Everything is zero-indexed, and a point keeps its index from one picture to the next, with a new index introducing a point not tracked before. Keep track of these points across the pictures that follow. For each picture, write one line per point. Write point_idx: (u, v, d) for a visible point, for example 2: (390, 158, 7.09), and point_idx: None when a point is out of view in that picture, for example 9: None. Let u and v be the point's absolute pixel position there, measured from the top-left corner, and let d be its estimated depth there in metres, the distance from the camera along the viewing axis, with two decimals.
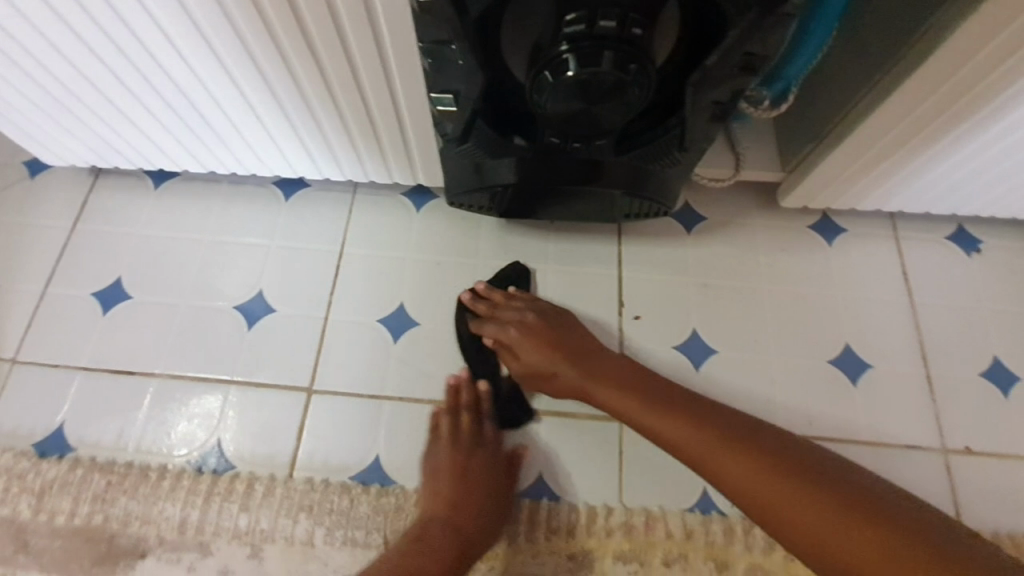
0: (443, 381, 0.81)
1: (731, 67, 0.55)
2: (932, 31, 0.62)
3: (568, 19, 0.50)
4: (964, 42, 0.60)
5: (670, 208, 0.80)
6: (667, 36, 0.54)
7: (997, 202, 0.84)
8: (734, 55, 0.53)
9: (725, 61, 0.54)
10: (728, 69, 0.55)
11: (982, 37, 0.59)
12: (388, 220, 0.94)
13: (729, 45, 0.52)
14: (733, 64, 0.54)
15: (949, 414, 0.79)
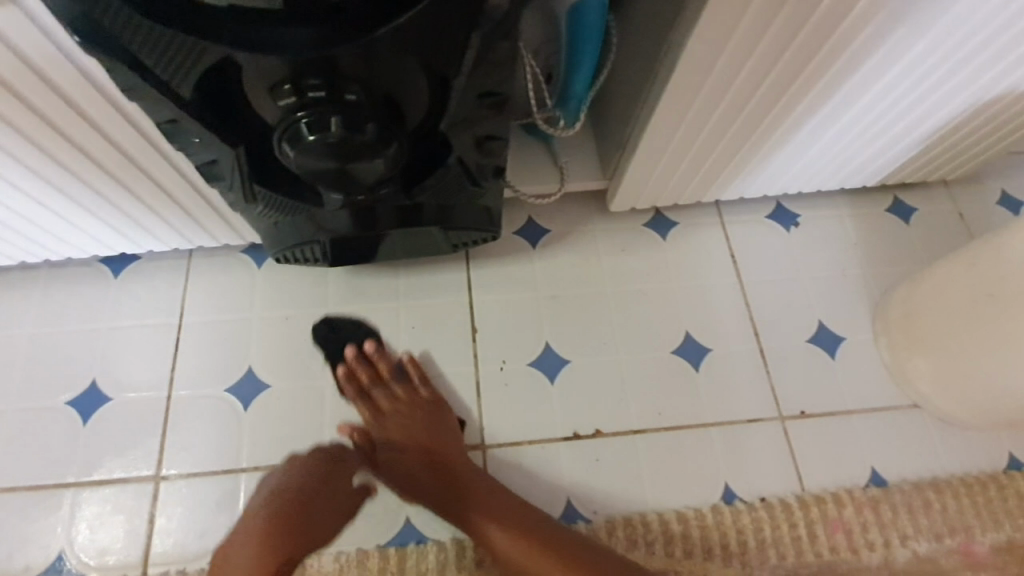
0: (301, 442, 0.80)
1: (478, 106, 0.53)
2: (673, 49, 0.63)
3: (278, 90, 0.46)
4: (702, 58, 0.62)
5: (497, 231, 0.80)
6: (410, 95, 0.51)
7: (798, 179, 0.91)
8: (475, 94, 0.51)
9: (470, 102, 0.52)
10: (476, 108, 0.53)
11: (716, 50, 0.61)
12: (227, 282, 0.89)
13: (463, 88, 0.50)
14: (478, 103, 0.53)
15: (784, 383, 0.86)
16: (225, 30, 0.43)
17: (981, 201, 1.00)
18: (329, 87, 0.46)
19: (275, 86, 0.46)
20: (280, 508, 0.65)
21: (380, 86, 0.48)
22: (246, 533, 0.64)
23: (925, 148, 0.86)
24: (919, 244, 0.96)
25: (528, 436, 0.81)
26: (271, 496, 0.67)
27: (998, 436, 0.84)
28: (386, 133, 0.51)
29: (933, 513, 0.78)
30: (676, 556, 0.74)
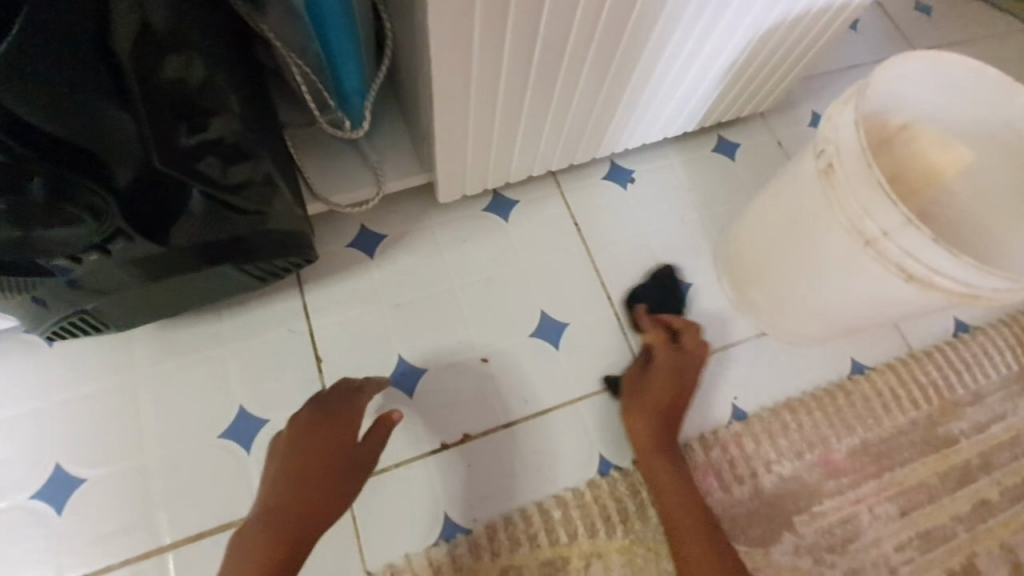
0: (135, 532, 0.70)
1: (175, 126, 0.48)
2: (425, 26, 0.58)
3: None
4: (458, 33, 0.58)
5: (312, 254, 0.72)
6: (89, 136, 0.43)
7: (622, 138, 0.90)
8: (162, 116, 0.46)
9: (164, 125, 0.46)
10: (177, 131, 0.48)
11: (466, 23, 0.57)
12: (9, 371, 0.76)
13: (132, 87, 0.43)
14: (172, 124, 0.47)
15: (642, 341, 0.86)
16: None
17: (795, 125, 1.05)
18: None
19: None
20: (270, 516, 0.59)
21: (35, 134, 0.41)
22: (241, 548, 0.58)
23: (726, 86, 0.88)
24: (747, 178, 1.00)
25: (392, 460, 0.76)
26: (263, 503, 0.61)
27: (838, 345, 0.89)
28: (64, 186, 0.43)
29: (791, 432, 0.82)
30: (561, 541, 0.73)
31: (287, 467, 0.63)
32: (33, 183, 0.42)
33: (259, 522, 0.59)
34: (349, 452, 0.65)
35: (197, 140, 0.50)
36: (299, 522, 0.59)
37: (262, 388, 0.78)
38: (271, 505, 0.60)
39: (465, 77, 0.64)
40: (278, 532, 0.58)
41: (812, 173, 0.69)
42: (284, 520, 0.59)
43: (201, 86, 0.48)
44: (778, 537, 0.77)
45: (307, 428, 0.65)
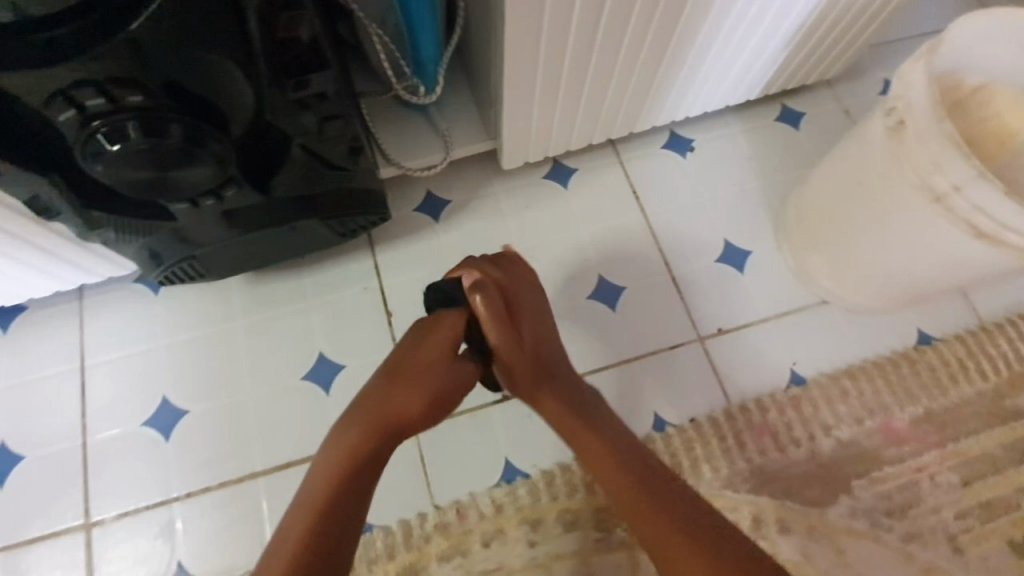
0: (231, 461, 0.78)
1: (284, 84, 0.51)
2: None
3: (55, 104, 0.43)
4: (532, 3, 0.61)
5: (386, 213, 0.77)
6: (223, 90, 0.48)
7: (683, 106, 0.91)
8: (275, 73, 0.50)
9: (275, 80, 0.50)
10: (284, 88, 0.51)
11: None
12: (124, 315, 0.85)
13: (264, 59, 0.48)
14: (280, 80, 0.51)
15: (698, 305, 0.87)
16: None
17: (863, 93, 1.02)
18: (107, 92, 0.43)
19: (47, 102, 0.43)
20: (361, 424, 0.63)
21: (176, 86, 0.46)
22: (338, 444, 0.63)
23: (792, 52, 0.87)
24: (810, 146, 0.98)
25: (458, 407, 0.80)
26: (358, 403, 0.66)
27: (903, 314, 0.87)
28: (198, 132, 0.48)
29: (851, 398, 0.82)
30: None
31: (389, 373, 0.67)
32: (173, 129, 0.47)
33: (345, 423, 0.64)
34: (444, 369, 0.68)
35: (300, 96, 0.53)
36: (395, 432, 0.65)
37: (339, 338, 0.85)
38: (384, 410, 0.65)
39: (536, 46, 0.67)
40: (367, 432, 0.63)
41: (882, 133, 0.69)
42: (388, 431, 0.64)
43: (308, 46, 0.50)
44: (834, 499, 0.78)
45: (416, 341, 0.68)
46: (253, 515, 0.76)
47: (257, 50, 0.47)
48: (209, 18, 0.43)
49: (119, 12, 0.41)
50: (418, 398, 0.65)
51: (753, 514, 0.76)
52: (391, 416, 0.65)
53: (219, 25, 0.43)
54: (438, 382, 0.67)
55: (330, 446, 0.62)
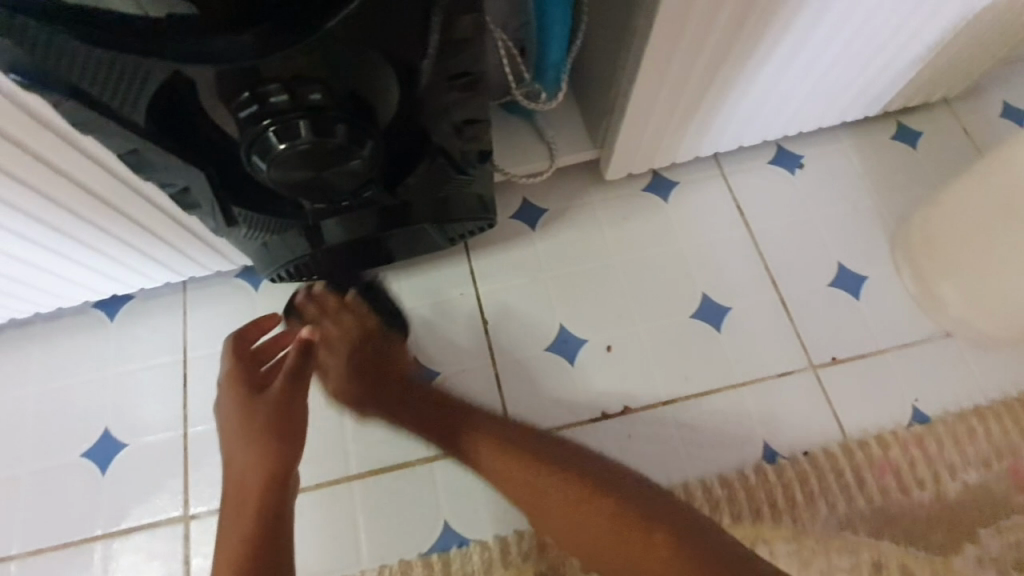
0: (328, 462, 0.78)
1: (444, 87, 0.49)
2: (648, 6, 0.60)
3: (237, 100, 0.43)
4: (679, 11, 0.58)
5: (494, 217, 0.76)
6: (384, 89, 0.48)
7: (797, 122, 0.87)
8: (438, 77, 0.48)
9: (436, 84, 0.48)
10: (444, 90, 0.50)
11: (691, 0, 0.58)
12: (225, 309, 0.86)
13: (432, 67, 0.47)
14: (442, 83, 0.48)
15: (810, 330, 0.83)
16: (163, 46, 0.39)
17: (986, 114, 0.96)
18: (290, 90, 0.43)
19: (231, 97, 0.43)
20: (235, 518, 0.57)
21: (345, 86, 0.46)
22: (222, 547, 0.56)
23: (922, 69, 0.82)
24: (928, 168, 0.92)
25: (553, 424, 0.79)
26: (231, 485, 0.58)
27: None
28: (360, 132, 0.48)
29: (980, 440, 0.76)
30: (723, 522, 0.72)
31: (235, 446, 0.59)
32: (339, 129, 0.46)
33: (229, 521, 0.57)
34: (276, 416, 0.59)
35: (454, 99, 0.51)
36: (276, 488, 0.57)
37: (434, 344, 0.84)
38: (239, 500, 0.57)
39: (671, 54, 0.64)
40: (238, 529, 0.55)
41: None
42: (259, 505, 0.56)
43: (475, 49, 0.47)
44: (963, 549, 0.72)
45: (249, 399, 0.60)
46: (347, 519, 0.76)
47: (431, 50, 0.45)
48: (394, 18, 0.41)
49: (314, 11, 0.40)
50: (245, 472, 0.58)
51: (874, 560, 0.71)
52: (238, 506, 0.57)
53: (400, 27, 0.43)
54: (265, 434, 0.58)
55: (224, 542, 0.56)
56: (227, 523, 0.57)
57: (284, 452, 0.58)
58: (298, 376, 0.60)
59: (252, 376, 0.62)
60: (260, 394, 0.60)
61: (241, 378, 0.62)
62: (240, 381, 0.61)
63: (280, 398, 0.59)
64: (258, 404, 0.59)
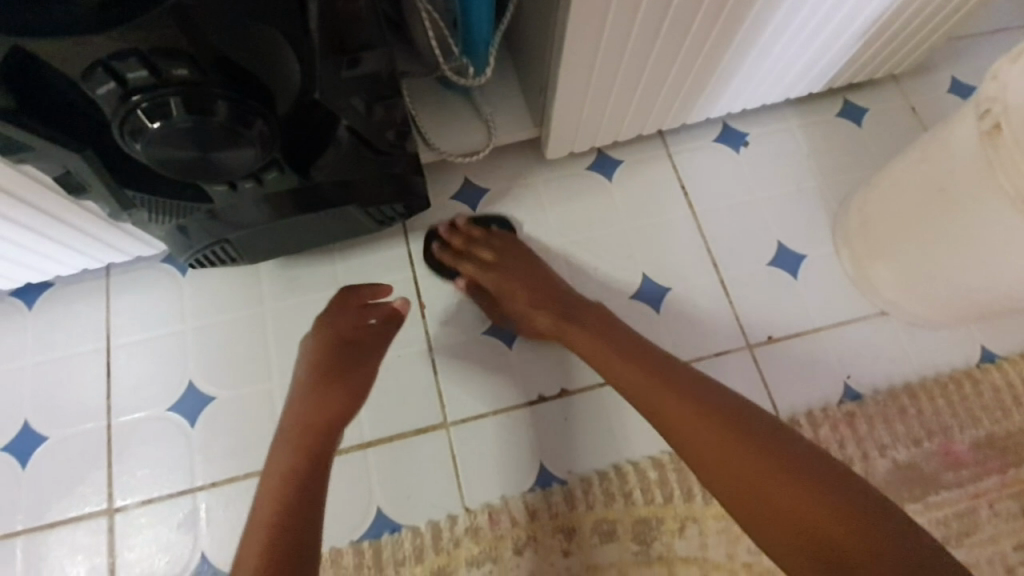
0: (259, 450, 0.76)
1: (338, 60, 0.47)
2: None
3: (93, 74, 0.40)
4: None
5: (426, 200, 0.74)
6: (277, 66, 0.46)
7: (739, 99, 0.86)
8: (328, 50, 0.46)
9: (329, 57, 0.46)
10: (338, 66, 0.48)
11: None
12: (150, 295, 0.83)
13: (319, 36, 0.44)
14: (335, 56, 0.47)
15: (748, 310, 0.83)
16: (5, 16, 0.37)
17: (932, 90, 0.95)
18: (151, 64, 0.40)
19: (88, 72, 0.40)
20: (290, 449, 0.64)
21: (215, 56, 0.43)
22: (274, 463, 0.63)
23: (863, 45, 0.81)
24: (873, 147, 0.92)
25: (491, 406, 0.78)
26: (293, 415, 0.67)
27: (967, 330, 0.82)
28: (244, 111, 0.45)
29: (908, 417, 0.77)
30: (656, 502, 0.73)
31: (311, 384, 0.68)
32: (219, 106, 0.44)
33: (282, 448, 0.64)
34: (347, 369, 0.70)
35: (353, 75, 0.49)
36: (333, 429, 0.66)
37: None
38: (304, 427, 0.65)
39: (598, 29, 0.62)
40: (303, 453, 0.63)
41: (971, 134, 0.63)
42: (316, 436, 0.65)
43: (364, 22, 0.47)
44: None
45: (332, 346, 0.71)
46: None
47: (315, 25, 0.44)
48: None
49: None
50: (317, 407, 0.67)
51: None
52: (298, 430, 0.65)
53: None
54: (335, 383, 0.69)
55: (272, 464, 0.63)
56: (283, 443, 0.65)
57: (352, 404, 0.69)
58: (374, 345, 0.73)
59: (341, 326, 0.72)
60: (352, 347, 0.72)
61: (330, 327, 0.72)
62: (335, 332, 0.72)
63: (372, 355, 0.72)
64: (353, 351, 0.71)
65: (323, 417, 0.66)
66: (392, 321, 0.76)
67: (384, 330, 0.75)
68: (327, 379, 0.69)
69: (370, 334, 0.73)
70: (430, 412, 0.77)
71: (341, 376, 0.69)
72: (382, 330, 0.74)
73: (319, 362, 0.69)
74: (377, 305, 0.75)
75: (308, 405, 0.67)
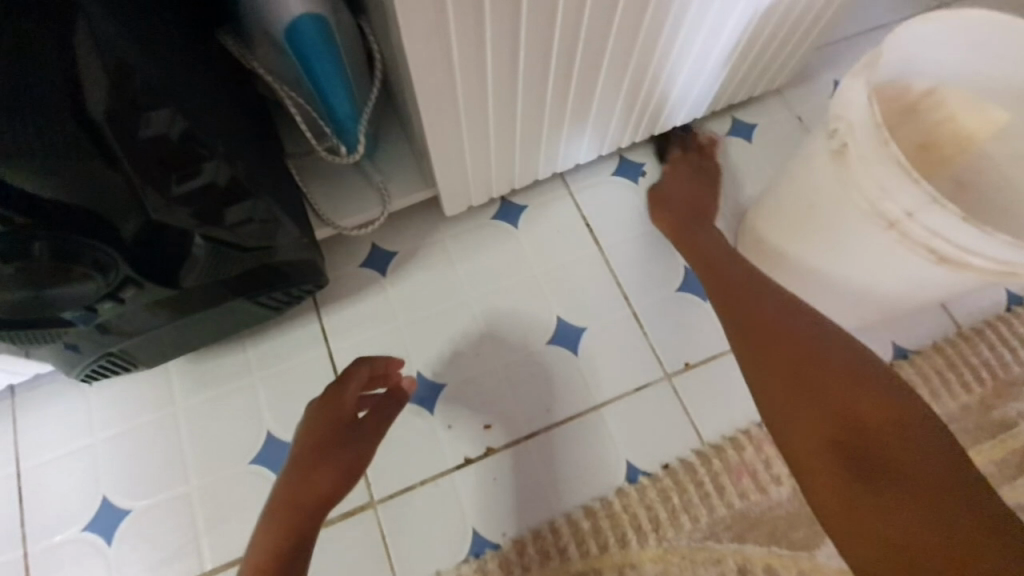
0: (184, 559, 0.74)
1: (166, 178, 0.48)
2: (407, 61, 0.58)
3: None
4: (435, 62, 0.57)
5: (323, 277, 0.74)
6: (103, 203, 0.46)
7: (626, 134, 0.87)
8: (152, 168, 0.47)
9: (151, 178, 0.47)
10: (168, 182, 0.49)
11: (443, 50, 0.56)
12: (57, 412, 0.80)
13: (132, 156, 0.45)
14: (162, 177, 0.48)
15: (663, 339, 0.83)
16: None
17: (815, 97, 0.98)
18: None
19: None
20: (273, 523, 0.60)
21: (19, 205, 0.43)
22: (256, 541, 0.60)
23: (732, 70, 0.83)
24: (766, 160, 0.95)
25: (417, 477, 0.76)
26: (282, 487, 0.64)
27: (876, 329, 0.83)
28: (68, 247, 0.46)
29: None
30: (591, 553, 0.72)
31: (306, 457, 0.65)
32: (38, 247, 0.45)
33: (264, 520, 0.61)
34: (346, 445, 0.67)
35: (188, 187, 0.50)
36: (318, 511, 0.63)
37: (287, 415, 0.80)
38: (293, 504, 0.62)
39: (452, 99, 0.63)
40: (287, 533, 0.60)
41: (827, 152, 0.64)
42: (302, 518, 0.61)
43: (182, 139, 0.48)
44: (823, 539, 0.73)
45: (331, 418, 0.67)
46: None
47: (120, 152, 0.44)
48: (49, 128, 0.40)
49: None
50: (313, 483, 0.63)
51: (739, 565, 0.72)
52: (285, 506, 0.62)
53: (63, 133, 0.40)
54: (331, 460, 0.65)
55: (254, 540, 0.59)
56: (268, 523, 0.61)
57: (344, 484, 0.65)
58: (376, 424, 0.70)
59: (345, 398, 0.69)
60: (353, 423, 0.69)
61: (332, 397, 0.68)
62: (337, 406, 0.68)
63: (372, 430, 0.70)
64: (353, 428, 0.68)
65: (313, 497, 0.63)
66: (397, 398, 0.73)
67: (386, 407, 0.72)
68: (324, 452, 0.65)
69: (375, 410, 0.71)
70: (356, 493, 0.76)
71: (339, 452, 0.66)
72: (389, 406, 0.72)
73: (319, 433, 0.66)
74: (384, 376, 0.73)
75: (302, 479, 0.64)
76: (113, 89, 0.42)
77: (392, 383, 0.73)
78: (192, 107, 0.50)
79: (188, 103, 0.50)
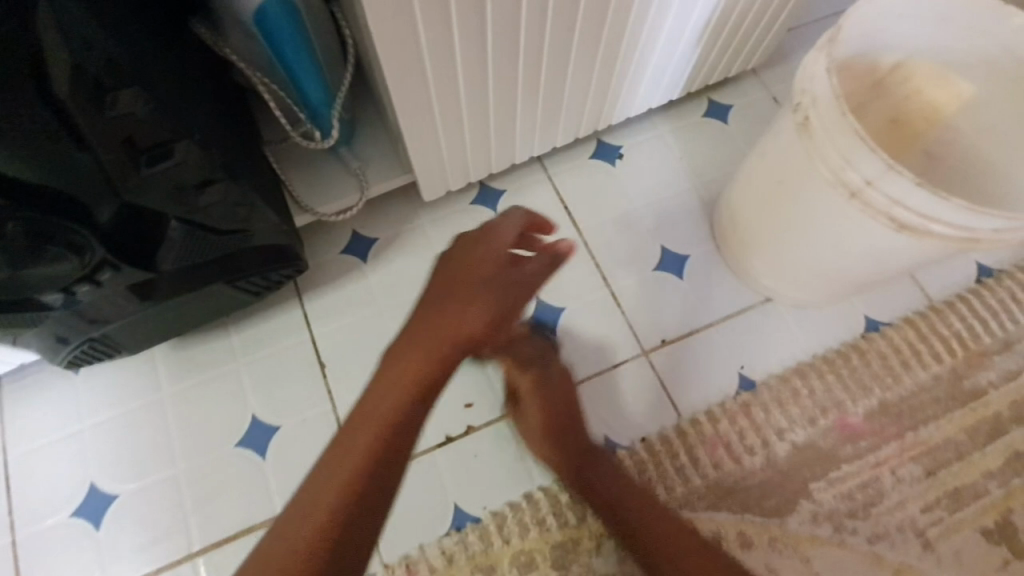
0: (174, 539, 0.76)
1: (134, 158, 0.50)
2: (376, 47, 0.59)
3: None
4: (403, 45, 0.58)
5: (304, 262, 0.75)
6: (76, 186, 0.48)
7: (602, 117, 0.88)
8: (120, 149, 0.48)
9: (119, 158, 0.49)
10: (136, 163, 0.50)
11: (410, 33, 0.57)
12: (44, 399, 0.81)
13: (98, 137, 0.46)
14: (131, 157, 0.50)
15: (639, 317, 0.85)
16: None
17: (791, 78, 1.00)
18: None
19: None
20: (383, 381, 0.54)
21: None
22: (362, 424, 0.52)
23: (705, 51, 0.84)
24: (742, 141, 0.96)
25: None
26: (407, 330, 0.55)
27: (848, 304, 0.85)
28: (39, 227, 0.48)
29: (803, 399, 0.79)
30: (570, 524, 0.74)
31: (454, 279, 0.56)
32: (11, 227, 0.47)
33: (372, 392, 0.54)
34: (481, 277, 0.56)
35: (159, 169, 0.52)
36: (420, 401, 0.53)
37: (272, 398, 0.81)
38: (421, 345, 0.54)
39: (422, 83, 0.64)
40: (393, 418, 0.52)
41: (792, 128, 0.66)
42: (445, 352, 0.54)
43: (149, 121, 0.49)
44: (795, 506, 0.75)
45: (474, 247, 0.57)
46: None
47: (89, 134, 0.45)
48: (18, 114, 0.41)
49: None
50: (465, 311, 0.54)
51: (714, 533, 0.74)
52: (393, 383, 0.53)
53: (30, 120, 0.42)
54: (471, 293, 0.55)
55: (377, 395, 0.53)
56: (373, 394, 0.53)
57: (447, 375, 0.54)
58: (527, 275, 0.57)
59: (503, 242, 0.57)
60: (507, 267, 0.57)
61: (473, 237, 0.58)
62: (486, 250, 0.57)
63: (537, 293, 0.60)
64: (508, 271, 0.57)
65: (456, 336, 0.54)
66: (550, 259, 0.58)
67: (539, 265, 0.58)
68: (472, 282, 0.56)
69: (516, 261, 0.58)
70: None
71: (476, 294, 0.55)
72: (540, 260, 0.58)
73: (474, 250, 0.57)
74: (509, 221, 0.59)
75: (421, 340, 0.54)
76: (78, 70, 0.44)
77: (530, 241, 0.61)
78: (160, 87, 0.51)
79: (156, 82, 0.51)
